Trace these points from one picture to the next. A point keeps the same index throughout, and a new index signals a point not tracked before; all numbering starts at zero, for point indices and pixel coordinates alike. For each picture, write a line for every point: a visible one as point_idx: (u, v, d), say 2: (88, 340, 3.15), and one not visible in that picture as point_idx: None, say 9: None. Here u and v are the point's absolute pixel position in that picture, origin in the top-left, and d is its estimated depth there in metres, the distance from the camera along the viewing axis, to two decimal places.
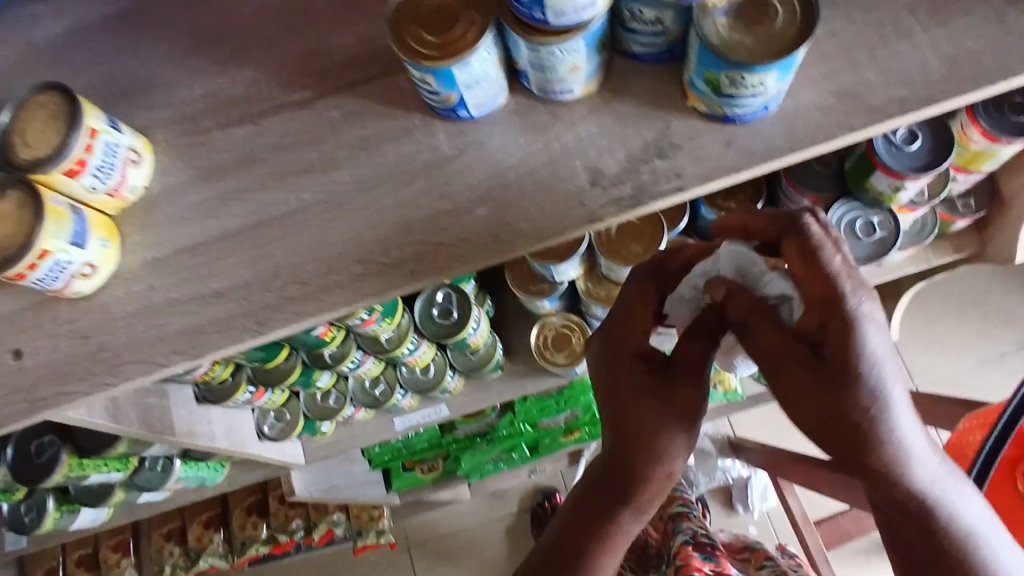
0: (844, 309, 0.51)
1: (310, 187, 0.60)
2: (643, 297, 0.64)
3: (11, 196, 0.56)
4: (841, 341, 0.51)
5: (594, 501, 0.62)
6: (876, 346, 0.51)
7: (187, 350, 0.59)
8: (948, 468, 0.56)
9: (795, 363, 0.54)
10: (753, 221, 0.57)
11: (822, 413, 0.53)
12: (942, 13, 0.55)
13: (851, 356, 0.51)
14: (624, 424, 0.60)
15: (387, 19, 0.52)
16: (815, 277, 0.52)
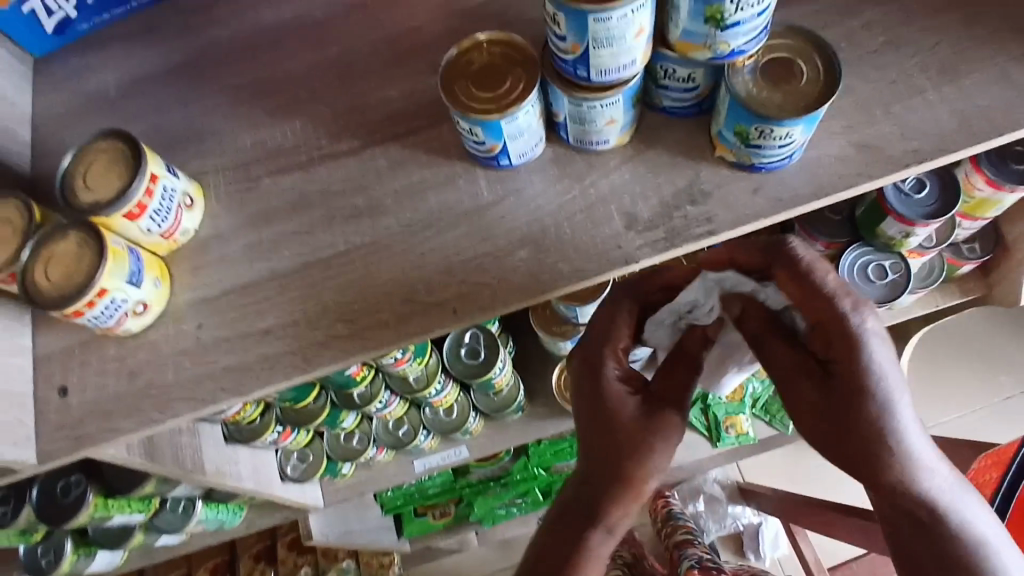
0: (849, 324, 0.55)
1: (358, 231, 0.63)
2: (618, 323, 0.66)
3: (73, 236, 0.58)
4: (847, 352, 0.55)
5: (575, 521, 0.63)
6: (877, 359, 0.55)
7: (235, 388, 0.60)
8: (954, 477, 0.59)
9: (804, 376, 0.59)
10: (740, 253, 0.62)
11: (831, 421, 0.57)
12: (950, 73, 0.59)
13: (856, 365, 0.55)
14: (601, 444, 0.62)
15: (439, 75, 0.56)
16: (818, 298, 0.56)
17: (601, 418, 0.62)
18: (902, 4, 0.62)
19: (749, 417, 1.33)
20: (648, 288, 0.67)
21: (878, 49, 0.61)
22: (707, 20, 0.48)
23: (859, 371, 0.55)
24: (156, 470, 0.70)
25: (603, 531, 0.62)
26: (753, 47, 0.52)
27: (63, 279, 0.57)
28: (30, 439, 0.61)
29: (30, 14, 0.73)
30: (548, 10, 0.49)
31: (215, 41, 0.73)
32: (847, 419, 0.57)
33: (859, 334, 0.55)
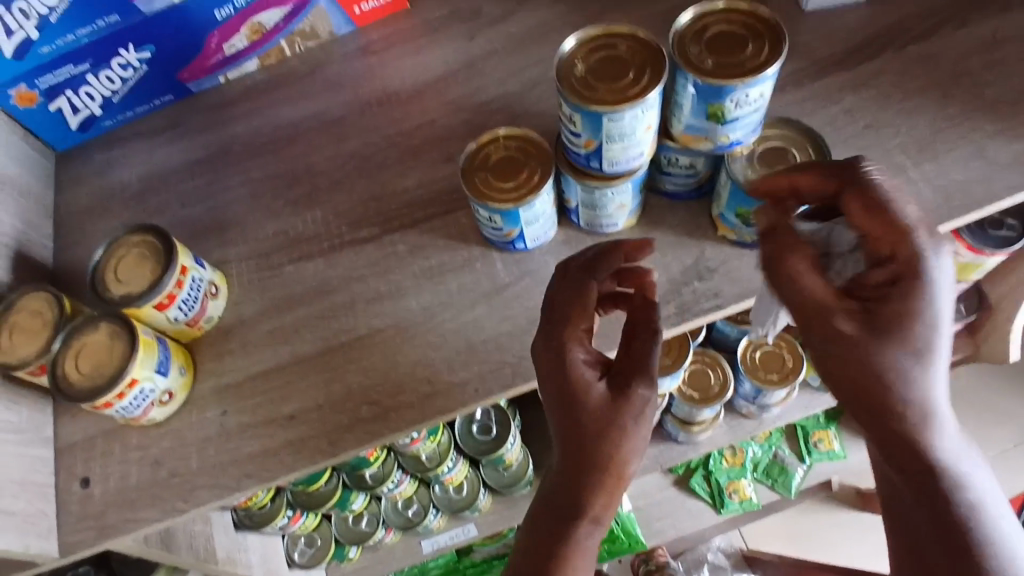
0: (927, 259, 0.48)
1: (380, 314, 0.65)
2: (576, 300, 0.57)
3: (104, 328, 0.60)
4: (910, 288, 0.48)
5: (554, 523, 0.54)
6: (944, 299, 0.48)
7: (260, 473, 0.61)
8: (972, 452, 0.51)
9: (841, 308, 0.50)
10: (803, 178, 0.53)
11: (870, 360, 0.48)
12: (927, 153, 0.65)
13: (920, 303, 0.48)
14: (574, 433, 0.54)
15: (460, 168, 0.60)
16: (889, 227, 0.49)
17: (570, 403, 0.54)
18: (878, 93, 0.68)
19: (751, 482, 1.34)
20: (608, 265, 0.58)
21: (861, 133, 0.66)
22: (710, 117, 0.53)
23: (918, 305, 0.48)
24: (172, 561, 0.69)
25: (590, 527, 0.54)
26: (750, 138, 0.56)
27: (93, 371, 0.59)
28: (52, 531, 0.61)
29: (56, 112, 0.77)
30: (562, 110, 0.53)
31: (238, 136, 0.78)
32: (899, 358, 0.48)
33: (936, 271, 0.48)
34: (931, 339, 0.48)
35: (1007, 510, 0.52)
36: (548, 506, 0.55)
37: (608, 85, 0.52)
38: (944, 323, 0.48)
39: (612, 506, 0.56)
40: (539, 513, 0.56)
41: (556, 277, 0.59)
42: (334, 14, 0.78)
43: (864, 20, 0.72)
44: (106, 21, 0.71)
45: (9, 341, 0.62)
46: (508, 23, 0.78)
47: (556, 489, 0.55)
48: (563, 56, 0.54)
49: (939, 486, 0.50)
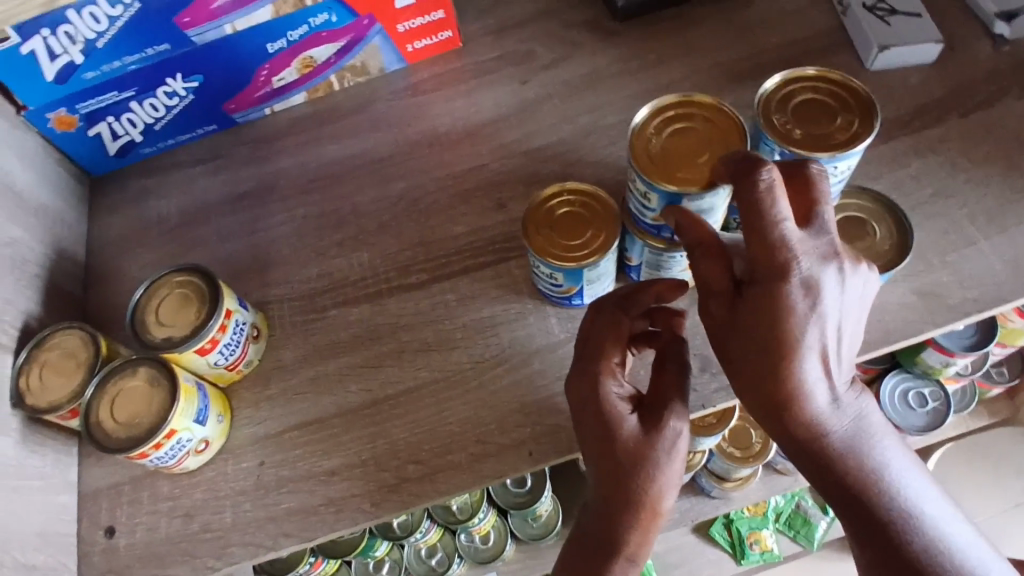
0: (786, 280, 0.42)
1: (428, 366, 0.63)
2: (604, 339, 0.53)
3: (142, 373, 0.57)
4: (767, 305, 0.43)
5: (585, 563, 0.50)
6: (806, 316, 0.43)
7: (298, 533, 0.58)
8: (875, 435, 0.47)
9: (717, 300, 0.46)
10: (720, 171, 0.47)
11: (729, 359, 0.46)
12: (998, 224, 0.63)
13: (774, 318, 0.43)
14: (603, 467, 0.49)
15: (522, 219, 0.58)
16: (765, 245, 0.42)
17: (600, 435, 0.50)
18: (944, 159, 0.66)
19: (773, 533, 1.31)
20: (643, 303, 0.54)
21: (928, 200, 0.65)
22: None
23: (774, 321, 0.43)
24: None
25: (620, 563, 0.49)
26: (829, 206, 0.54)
27: (129, 419, 0.56)
28: None
29: (95, 137, 0.75)
30: (635, 184, 0.52)
31: (283, 171, 0.76)
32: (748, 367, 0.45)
33: (791, 293, 0.42)
34: (790, 359, 0.43)
35: (917, 474, 0.49)
36: (577, 546, 0.51)
37: (684, 162, 0.52)
38: (803, 340, 0.43)
39: (647, 543, 0.50)
40: (570, 556, 0.51)
41: (589, 310, 0.55)
42: (386, 52, 0.78)
43: (928, 83, 0.71)
44: (156, 50, 0.69)
45: (40, 381, 0.60)
46: (561, 69, 0.77)
47: (588, 526, 0.50)
48: (639, 127, 0.54)
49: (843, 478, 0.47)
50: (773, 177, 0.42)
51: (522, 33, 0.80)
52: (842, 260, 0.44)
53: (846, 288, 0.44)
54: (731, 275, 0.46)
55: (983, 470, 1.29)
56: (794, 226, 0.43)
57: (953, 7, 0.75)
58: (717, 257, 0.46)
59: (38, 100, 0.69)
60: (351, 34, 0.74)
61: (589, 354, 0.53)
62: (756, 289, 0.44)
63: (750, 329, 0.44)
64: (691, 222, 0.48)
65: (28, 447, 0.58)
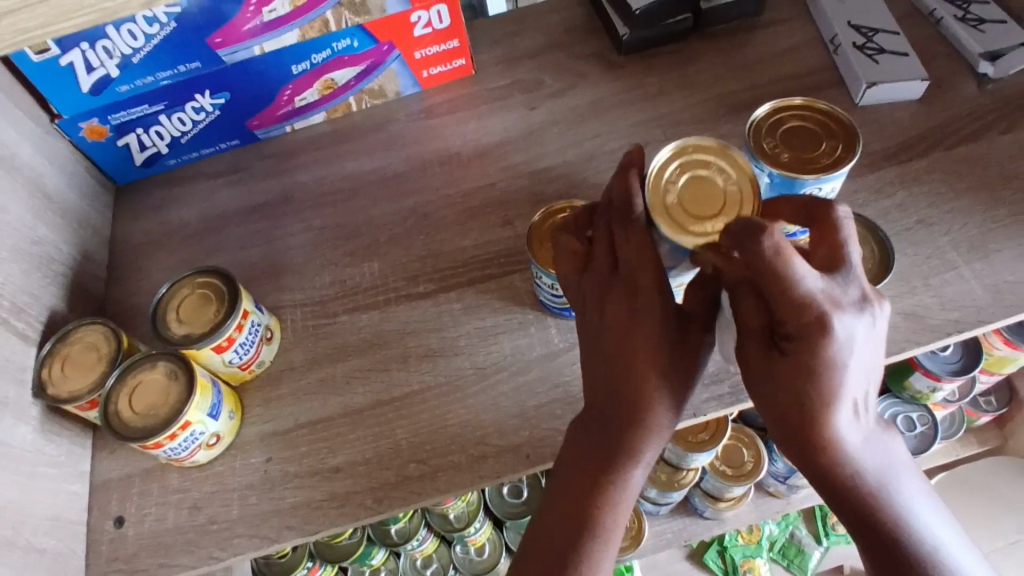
0: (823, 332, 0.44)
1: (433, 371, 0.66)
2: (642, 271, 0.51)
3: (161, 367, 0.60)
4: (800, 352, 0.45)
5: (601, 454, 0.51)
6: (838, 367, 0.45)
7: (300, 526, 0.60)
8: (895, 473, 0.50)
9: (753, 339, 0.48)
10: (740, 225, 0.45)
11: (765, 401, 0.48)
12: (980, 251, 0.66)
13: (810, 370, 0.45)
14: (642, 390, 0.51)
15: (526, 233, 0.62)
16: (792, 301, 0.43)
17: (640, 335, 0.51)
18: (929, 189, 0.70)
19: (767, 562, 1.31)
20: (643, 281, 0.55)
21: (912, 227, 0.68)
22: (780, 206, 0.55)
23: (808, 374, 0.45)
24: None
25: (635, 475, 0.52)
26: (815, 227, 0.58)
27: (147, 410, 0.59)
28: (80, 573, 0.60)
29: (124, 147, 0.79)
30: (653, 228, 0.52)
31: (300, 184, 0.80)
32: (782, 410, 0.47)
33: (829, 348, 0.44)
34: (820, 396, 0.46)
35: (940, 515, 0.51)
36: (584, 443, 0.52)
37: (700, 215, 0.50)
38: (835, 380, 0.45)
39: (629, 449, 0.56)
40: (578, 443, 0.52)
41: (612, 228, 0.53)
42: (403, 77, 0.83)
43: (914, 119, 0.75)
44: (187, 67, 0.73)
45: (61, 373, 0.62)
46: (568, 97, 0.82)
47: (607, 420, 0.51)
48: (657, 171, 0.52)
49: (870, 516, 0.49)
50: (777, 241, 0.41)
51: (532, 63, 0.85)
52: (873, 308, 0.46)
53: (877, 333, 0.46)
54: (766, 316, 0.48)
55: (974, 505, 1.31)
56: (816, 279, 0.43)
57: (939, 49, 0.79)
58: (751, 298, 0.47)
59: (72, 109, 0.73)
60: (371, 59, 0.79)
61: (638, 281, 0.51)
62: (793, 340, 0.45)
63: (782, 367, 0.46)
64: (729, 264, 0.47)
65: (46, 435, 0.61)
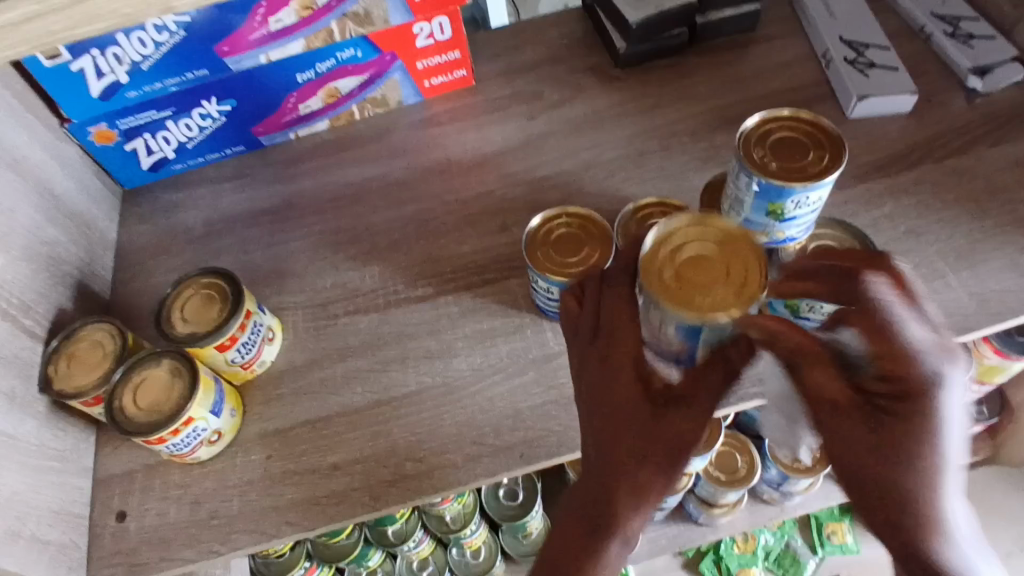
0: (936, 384, 0.42)
1: (431, 372, 0.67)
2: (620, 317, 0.50)
3: (165, 364, 0.62)
4: (913, 412, 0.42)
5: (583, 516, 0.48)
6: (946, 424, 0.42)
7: (299, 522, 0.61)
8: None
9: (846, 416, 0.45)
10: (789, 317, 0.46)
11: (854, 485, 0.44)
12: (966, 260, 0.68)
13: (921, 431, 0.42)
14: (621, 458, 0.48)
15: (523, 239, 0.63)
16: (899, 352, 0.43)
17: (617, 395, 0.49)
18: (917, 200, 0.72)
19: (762, 571, 1.32)
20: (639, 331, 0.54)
21: (901, 237, 0.70)
22: (770, 213, 0.56)
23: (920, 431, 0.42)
24: None
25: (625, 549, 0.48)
26: (804, 235, 0.59)
27: (151, 406, 0.60)
28: (81, 566, 0.61)
29: (131, 152, 0.81)
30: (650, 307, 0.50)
31: (304, 190, 0.82)
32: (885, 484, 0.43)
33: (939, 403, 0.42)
34: (936, 466, 0.42)
35: None
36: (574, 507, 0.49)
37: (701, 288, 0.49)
38: (946, 445, 0.42)
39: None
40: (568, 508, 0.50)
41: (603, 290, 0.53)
42: (405, 87, 0.85)
43: (904, 131, 0.77)
44: (194, 74, 0.75)
45: (67, 370, 0.64)
46: (566, 107, 0.84)
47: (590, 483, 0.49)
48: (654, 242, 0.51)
49: None
50: (879, 279, 0.46)
51: (532, 74, 0.87)
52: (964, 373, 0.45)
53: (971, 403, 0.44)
54: (851, 385, 0.46)
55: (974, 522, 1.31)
56: (921, 330, 0.44)
57: (929, 65, 0.81)
58: (828, 364, 0.46)
59: (82, 113, 0.75)
60: (374, 69, 0.81)
61: (614, 340, 0.50)
62: (898, 404, 0.43)
63: (891, 436, 0.43)
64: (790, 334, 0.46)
65: (51, 430, 0.62)
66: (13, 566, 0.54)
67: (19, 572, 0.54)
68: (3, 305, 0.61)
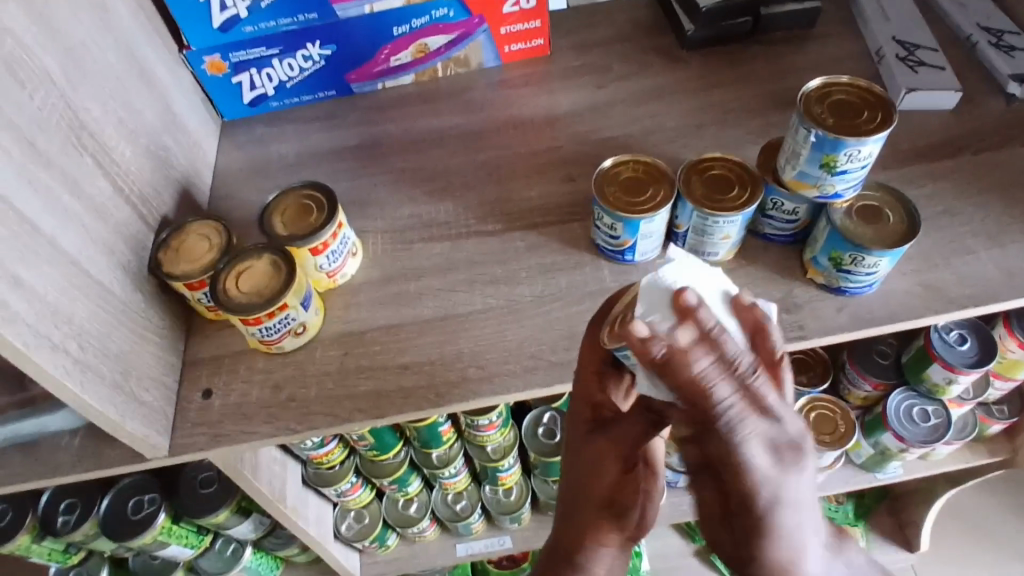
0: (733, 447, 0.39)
1: (496, 295, 0.74)
2: (586, 365, 0.61)
3: (266, 258, 0.69)
4: (720, 460, 0.40)
5: (563, 541, 0.61)
6: (789, 525, 0.40)
7: (371, 410, 0.68)
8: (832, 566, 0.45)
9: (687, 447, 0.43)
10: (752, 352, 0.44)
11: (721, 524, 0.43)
12: (998, 240, 0.73)
13: (743, 479, 0.39)
14: (577, 492, 0.60)
15: (595, 175, 0.71)
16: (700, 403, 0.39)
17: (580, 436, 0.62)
18: (957, 185, 0.77)
19: None
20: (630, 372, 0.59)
21: (938, 215, 0.75)
22: (822, 166, 0.63)
23: (769, 542, 0.40)
24: (254, 487, 0.76)
25: (606, 563, 0.59)
26: (852, 193, 0.66)
27: (251, 290, 0.67)
28: (168, 430, 0.68)
29: (236, 85, 0.88)
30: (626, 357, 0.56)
31: (387, 133, 0.89)
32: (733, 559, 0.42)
33: (749, 466, 0.39)
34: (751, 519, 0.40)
35: None
36: (562, 534, 0.61)
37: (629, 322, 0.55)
38: (767, 504, 0.40)
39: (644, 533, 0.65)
40: (555, 537, 0.62)
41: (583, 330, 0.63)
42: (487, 50, 0.92)
43: (948, 125, 0.82)
44: (305, 17, 0.84)
45: (176, 255, 0.71)
46: (633, 81, 0.91)
47: (565, 512, 0.61)
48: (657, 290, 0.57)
49: None
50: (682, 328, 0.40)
51: (603, 50, 0.94)
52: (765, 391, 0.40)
53: (792, 465, 0.40)
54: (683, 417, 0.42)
55: (954, 541, 1.38)
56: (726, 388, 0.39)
57: (974, 68, 0.87)
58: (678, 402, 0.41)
59: (200, 42, 0.83)
60: (462, 30, 0.89)
61: (586, 382, 0.62)
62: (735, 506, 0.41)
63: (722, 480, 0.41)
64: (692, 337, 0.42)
65: (153, 307, 0.69)
66: (114, 413, 0.60)
67: (118, 421, 0.61)
68: (127, 193, 0.68)
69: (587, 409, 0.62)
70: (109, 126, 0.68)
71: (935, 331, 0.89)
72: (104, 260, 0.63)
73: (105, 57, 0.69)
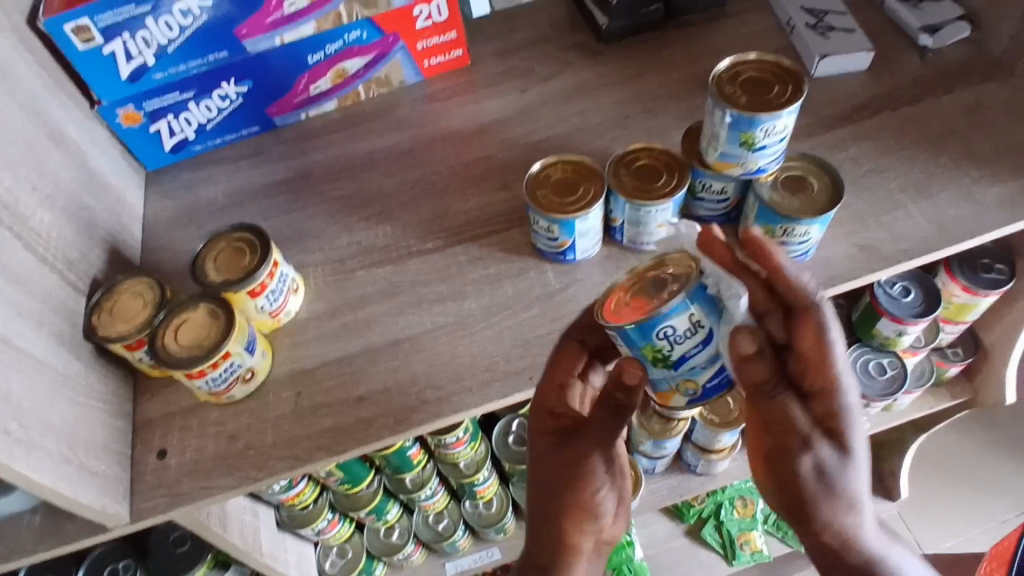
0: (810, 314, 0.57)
1: (444, 312, 0.73)
2: (555, 374, 0.63)
3: (203, 308, 0.68)
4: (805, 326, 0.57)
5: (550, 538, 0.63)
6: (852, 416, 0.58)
7: (332, 447, 0.67)
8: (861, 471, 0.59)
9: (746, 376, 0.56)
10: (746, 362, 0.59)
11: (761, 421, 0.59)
12: (924, 193, 0.75)
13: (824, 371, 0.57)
14: (556, 493, 0.62)
15: (525, 181, 0.71)
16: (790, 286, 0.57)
17: (556, 446, 0.63)
18: (879, 143, 0.79)
19: (762, 534, 1.37)
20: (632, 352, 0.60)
21: (865, 175, 0.77)
22: (742, 144, 0.63)
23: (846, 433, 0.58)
24: (225, 541, 0.74)
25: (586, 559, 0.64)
26: (774, 166, 0.67)
27: (191, 342, 0.66)
28: (127, 497, 0.66)
29: (155, 134, 0.86)
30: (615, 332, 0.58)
31: (317, 162, 0.88)
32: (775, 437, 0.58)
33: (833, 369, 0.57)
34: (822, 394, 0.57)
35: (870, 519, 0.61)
36: (544, 533, 0.63)
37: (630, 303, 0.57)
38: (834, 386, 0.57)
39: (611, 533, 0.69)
40: (537, 538, 0.64)
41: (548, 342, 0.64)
42: (407, 66, 0.91)
43: (864, 86, 0.84)
44: (216, 56, 0.82)
45: (107, 316, 0.69)
46: (556, 80, 0.91)
47: (544, 515, 0.63)
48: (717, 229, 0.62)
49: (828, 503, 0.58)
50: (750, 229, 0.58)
51: (523, 53, 0.94)
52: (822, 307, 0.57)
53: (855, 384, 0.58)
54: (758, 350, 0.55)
55: (931, 486, 1.41)
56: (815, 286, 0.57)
57: (883, 28, 0.89)
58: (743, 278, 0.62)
59: (111, 95, 0.81)
60: (378, 50, 0.88)
61: (554, 393, 0.63)
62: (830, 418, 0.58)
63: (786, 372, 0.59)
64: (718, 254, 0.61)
65: (94, 374, 0.67)
66: (65, 490, 0.58)
67: (70, 497, 0.59)
68: (51, 260, 0.66)
69: (551, 418, 0.64)
70: (24, 193, 0.65)
71: (879, 286, 0.91)
72: (34, 333, 0.61)
73: (12, 124, 0.67)
